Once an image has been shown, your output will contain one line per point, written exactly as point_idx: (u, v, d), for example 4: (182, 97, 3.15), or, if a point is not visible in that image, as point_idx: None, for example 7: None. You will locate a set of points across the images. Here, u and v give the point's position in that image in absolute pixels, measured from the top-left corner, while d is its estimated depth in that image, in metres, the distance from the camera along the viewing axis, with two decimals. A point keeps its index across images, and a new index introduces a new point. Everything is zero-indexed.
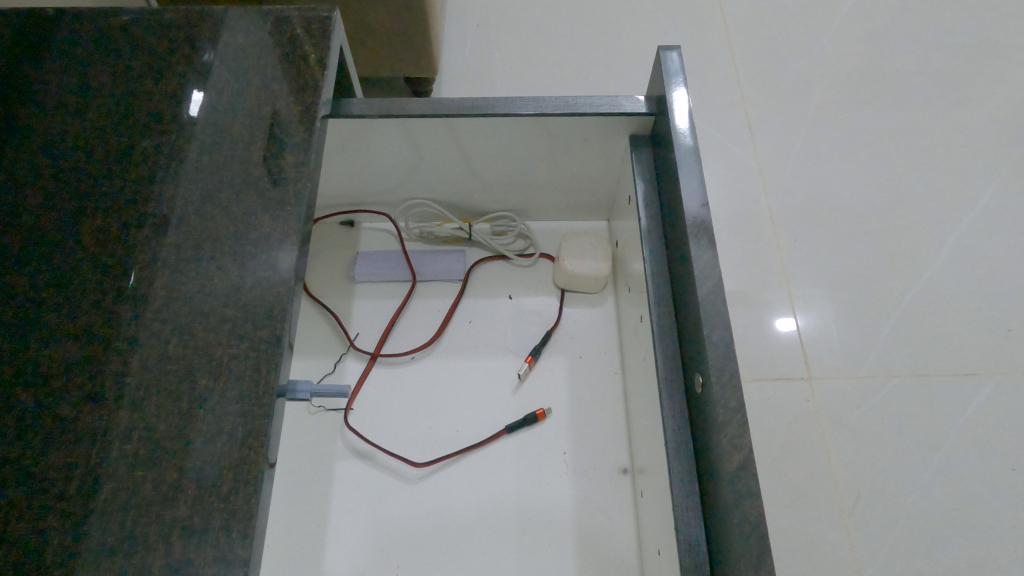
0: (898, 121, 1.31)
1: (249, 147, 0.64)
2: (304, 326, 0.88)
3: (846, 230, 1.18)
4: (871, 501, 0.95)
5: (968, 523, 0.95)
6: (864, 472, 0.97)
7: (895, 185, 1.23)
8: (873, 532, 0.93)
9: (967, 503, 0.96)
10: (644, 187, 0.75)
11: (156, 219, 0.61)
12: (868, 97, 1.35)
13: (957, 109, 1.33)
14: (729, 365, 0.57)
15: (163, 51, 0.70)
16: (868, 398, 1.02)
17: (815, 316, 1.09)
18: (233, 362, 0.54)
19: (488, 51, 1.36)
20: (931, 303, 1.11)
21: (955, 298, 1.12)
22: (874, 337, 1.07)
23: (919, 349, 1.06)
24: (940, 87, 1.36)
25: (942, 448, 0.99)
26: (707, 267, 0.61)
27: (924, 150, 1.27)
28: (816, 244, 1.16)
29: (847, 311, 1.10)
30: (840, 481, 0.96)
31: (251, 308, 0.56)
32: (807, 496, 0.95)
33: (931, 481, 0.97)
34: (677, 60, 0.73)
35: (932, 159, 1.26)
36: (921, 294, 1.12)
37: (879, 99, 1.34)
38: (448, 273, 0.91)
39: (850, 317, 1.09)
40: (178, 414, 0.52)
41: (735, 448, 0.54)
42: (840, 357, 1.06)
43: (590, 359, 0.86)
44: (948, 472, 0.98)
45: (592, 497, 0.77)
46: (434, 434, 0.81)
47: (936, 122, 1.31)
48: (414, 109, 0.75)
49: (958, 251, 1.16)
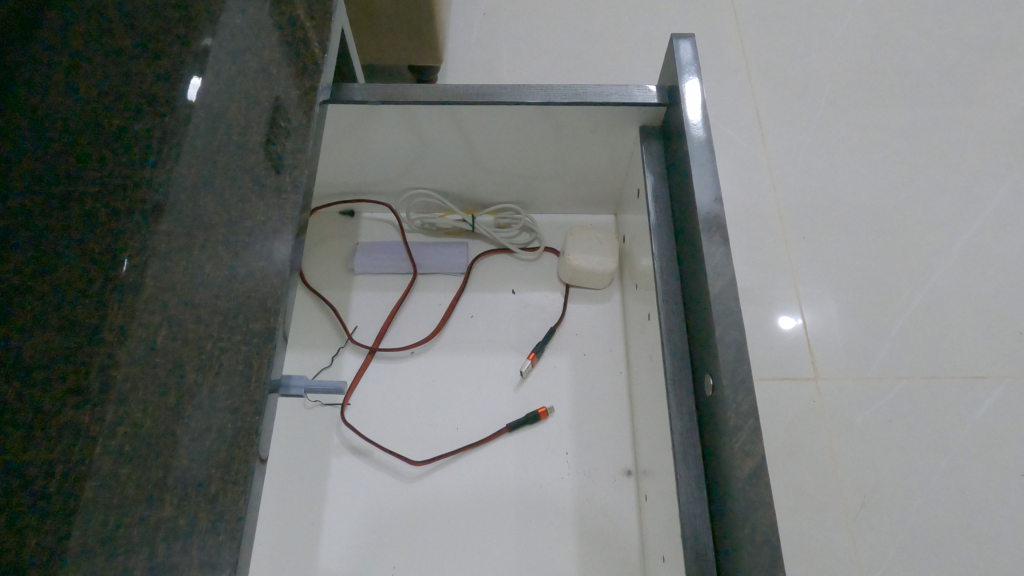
0: (909, 118, 1.28)
1: (245, 133, 0.62)
2: (301, 318, 0.86)
3: (855, 227, 1.15)
4: (877, 505, 0.93)
5: (974, 528, 0.92)
6: (870, 475, 0.95)
7: (906, 182, 1.20)
8: (879, 537, 0.91)
9: (974, 508, 0.94)
10: (653, 180, 0.73)
11: (147, 206, 0.59)
12: (881, 92, 1.32)
13: (970, 107, 1.30)
14: (741, 366, 0.54)
15: (158, 32, 0.67)
16: (875, 400, 1.00)
17: (824, 315, 1.07)
18: (224, 356, 0.52)
19: (493, 39, 1.33)
20: (941, 303, 1.08)
21: (965, 299, 1.09)
22: (882, 337, 1.05)
23: (928, 351, 1.04)
24: (954, 83, 1.33)
25: (949, 451, 0.97)
26: (722, 265, 0.59)
27: (936, 148, 1.24)
28: (825, 242, 1.14)
29: (855, 310, 1.07)
30: (845, 483, 0.94)
31: (244, 299, 0.54)
32: (812, 499, 0.93)
33: (938, 485, 0.95)
34: (690, 49, 0.71)
35: (943, 157, 1.23)
36: (931, 294, 1.09)
37: (892, 95, 1.31)
38: (450, 266, 0.88)
39: (858, 317, 1.07)
40: (166, 409, 0.50)
41: (747, 455, 0.51)
42: (847, 357, 1.03)
43: (594, 356, 0.83)
44: (955, 476, 0.95)
45: (594, 498, 0.75)
46: (433, 431, 0.79)
47: (948, 119, 1.28)
48: (418, 96, 0.73)
49: (969, 251, 1.14)
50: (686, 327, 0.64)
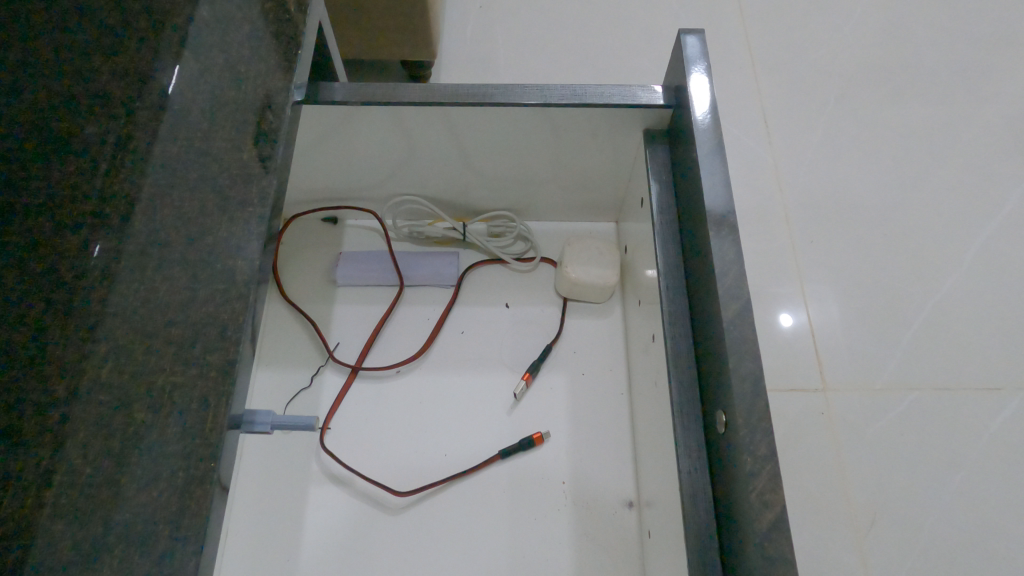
0: (920, 116, 1.22)
1: (208, 138, 0.56)
2: (279, 334, 0.80)
3: (864, 231, 1.09)
4: (887, 522, 0.88)
5: (990, 548, 0.87)
6: (880, 492, 0.89)
7: (917, 183, 1.15)
8: (890, 556, 0.85)
9: (990, 527, 0.88)
10: (659, 188, 0.67)
11: (99, 221, 0.53)
12: (891, 89, 1.26)
13: (983, 105, 1.24)
14: (758, 402, 0.49)
15: (115, 25, 0.61)
16: (886, 412, 0.94)
17: (832, 323, 1.01)
18: (177, 393, 0.46)
19: (489, 33, 1.27)
20: (955, 309, 1.03)
21: (979, 305, 1.03)
22: (893, 345, 0.99)
23: (941, 360, 0.98)
24: (966, 80, 1.27)
25: (963, 467, 0.91)
26: (736, 286, 0.53)
27: (948, 147, 1.18)
28: (833, 246, 1.08)
29: (865, 317, 1.02)
30: (854, 499, 0.89)
31: (201, 327, 0.48)
32: (820, 516, 0.88)
33: (952, 503, 0.89)
34: (697, 46, 0.65)
35: (955, 157, 1.17)
36: (944, 301, 1.03)
37: (904, 91, 1.25)
38: (439, 278, 0.83)
39: (868, 325, 1.01)
40: (109, 454, 0.44)
41: (766, 506, 0.46)
42: (857, 368, 0.97)
43: (594, 376, 0.78)
44: (969, 493, 0.90)
45: (594, 532, 0.69)
46: (419, 457, 0.73)
47: (962, 118, 1.22)
48: (402, 97, 0.67)
49: (983, 254, 1.08)
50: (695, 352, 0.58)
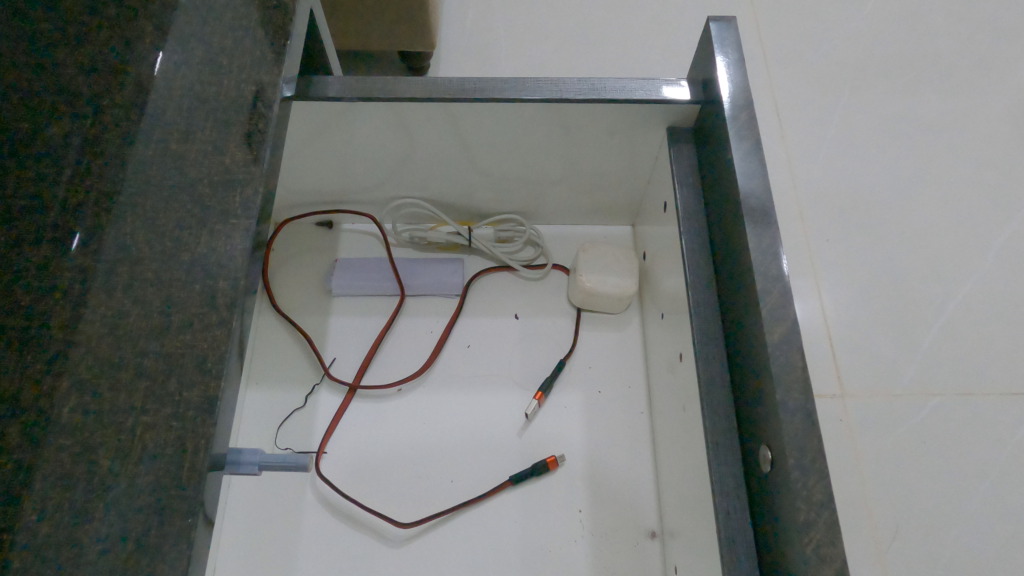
0: (942, 82, 1.08)
1: (185, 141, 0.49)
2: (270, 349, 0.74)
3: (881, 209, 0.94)
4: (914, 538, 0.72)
5: None
6: (902, 506, 0.74)
7: (943, 156, 1.00)
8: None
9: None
10: (686, 192, 0.61)
11: (65, 236, 0.47)
12: (910, 53, 1.12)
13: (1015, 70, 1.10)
14: (810, 441, 0.43)
15: (82, 15, 0.55)
16: (909, 416, 0.78)
17: (848, 314, 0.85)
18: (148, 436, 0.40)
19: (490, 23, 1.20)
20: (988, 299, 0.87)
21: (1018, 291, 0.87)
22: (917, 340, 0.83)
23: (975, 356, 0.82)
24: (994, 44, 1.13)
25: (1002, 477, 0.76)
26: (781, 306, 0.47)
27: (975, 118, 1.04)
28: (846, 225, 0.92)
29: (885, 308, 0.86)
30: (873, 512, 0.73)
31: (176, 357, 0.42)
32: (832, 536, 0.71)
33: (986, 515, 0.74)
34: (728, 33, 0.59)
35: (986, 128, 1.03)
36: (977, 287, 0.88)
37: (924, 58, 1.11)
38: (443, 287, 0.77)
39: (888, 316, 0.85)
40: (68, 509, 0.38)
41: (824, 561, 0.40)
42: (877, 368, 0.81)
43: (611, 394, 0.72)
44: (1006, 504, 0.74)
45: (613, 566, 0.64)
46: (422, 483, 0.67)
47: (991, 85, 1.08)
48: (404, 92, 0.61)
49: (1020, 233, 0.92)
50: (730, 377, 0.52)
